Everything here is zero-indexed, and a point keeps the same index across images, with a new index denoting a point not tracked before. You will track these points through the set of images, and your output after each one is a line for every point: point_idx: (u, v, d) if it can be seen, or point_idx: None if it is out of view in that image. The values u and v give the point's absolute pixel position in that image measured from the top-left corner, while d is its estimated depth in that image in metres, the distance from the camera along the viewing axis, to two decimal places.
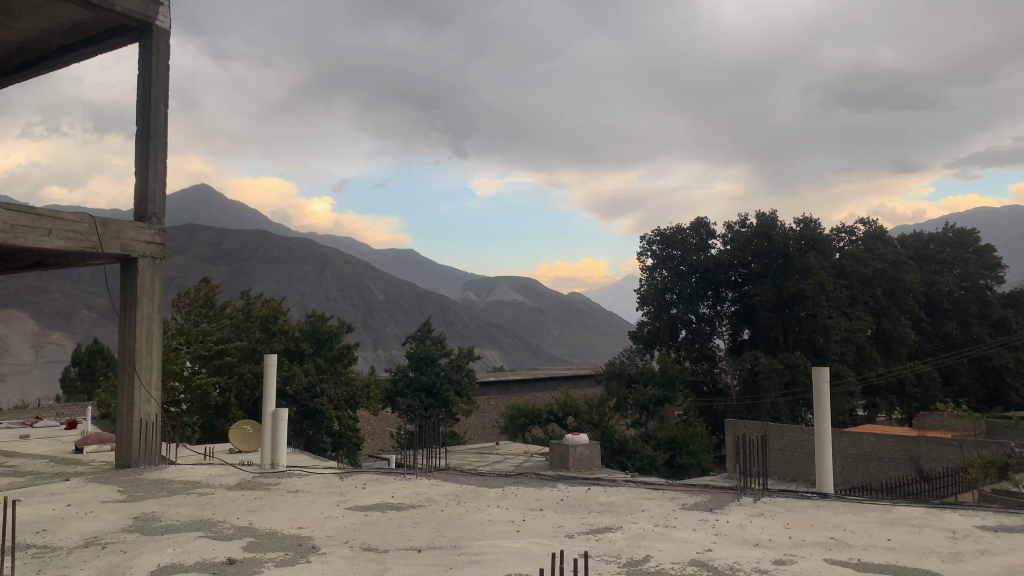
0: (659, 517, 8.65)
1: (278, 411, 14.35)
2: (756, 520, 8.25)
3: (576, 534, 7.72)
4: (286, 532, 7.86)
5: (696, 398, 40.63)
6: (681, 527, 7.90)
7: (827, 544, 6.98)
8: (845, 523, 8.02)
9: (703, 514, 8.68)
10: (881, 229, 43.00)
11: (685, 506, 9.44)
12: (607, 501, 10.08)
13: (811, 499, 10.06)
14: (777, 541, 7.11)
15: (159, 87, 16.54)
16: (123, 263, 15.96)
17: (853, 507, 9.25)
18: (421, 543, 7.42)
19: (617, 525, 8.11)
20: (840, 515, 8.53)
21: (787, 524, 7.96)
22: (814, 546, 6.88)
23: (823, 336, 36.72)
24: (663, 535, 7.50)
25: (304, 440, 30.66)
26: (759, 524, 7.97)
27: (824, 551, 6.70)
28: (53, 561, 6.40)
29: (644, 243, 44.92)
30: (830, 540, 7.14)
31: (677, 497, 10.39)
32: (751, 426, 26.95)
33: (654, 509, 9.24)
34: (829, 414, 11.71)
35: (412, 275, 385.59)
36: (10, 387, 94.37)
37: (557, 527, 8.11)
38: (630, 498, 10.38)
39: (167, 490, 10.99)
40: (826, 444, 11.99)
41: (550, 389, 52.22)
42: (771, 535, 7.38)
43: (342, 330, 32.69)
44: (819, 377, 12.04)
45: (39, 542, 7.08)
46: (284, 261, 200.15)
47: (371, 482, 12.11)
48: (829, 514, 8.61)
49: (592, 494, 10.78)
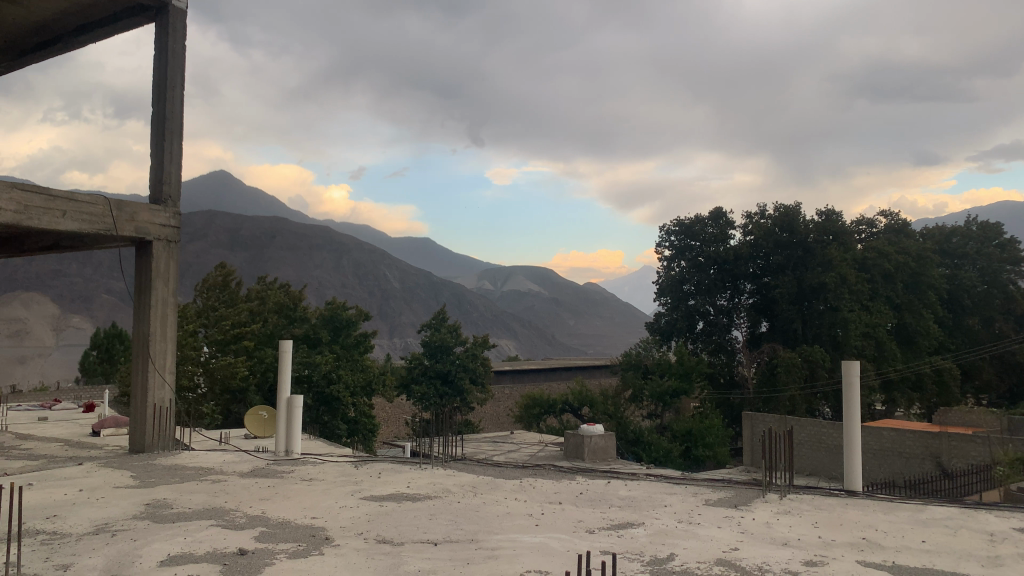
0: (681, 512, 8.44)
1: (293, 398, 14.24)
2: (783, 518, 8.02)
3: (597, 529, 7.54)
4: (300, 522, 7.74)
5: (712, 391, 40.25)
6: (707, 524, 7.69)
7: (858, 545, 6.75)
8: (877, 523, 7.78)
9: (727, 511, 8.47)
10: (903, 222, 42.36)
11: (708, 502, 9.24)
12: (628, 495, 9.89)
13: (839, 497, 9.81)
14: (806, 540, 6.89)
15: (175, 68, 16.44)
16: (138, 247, 15.91)
17: (883, 506, 9.00)
18: (438, 536, 7.26)
19: (639, 521, 7.92)
20: (870, 514, 8.29)
21: (817, 523, 7.73)
22: (845, 547, 6.66)
23: (843, 330, 36.20)
24: (687, 532, 7.30)
25: (320, 427, 30.67)
26: (786, 523, 7.74)
27: (856, 553, 6.47)
28: (61, 549, 6.28)
29: (663, 233, 44.55)
30: (861, 540, 6.91)
31: (699, 492, 10.18)
32: (771, 420, 26.64)
33: (676, 505, 9.02)
34: (860, 408, 11.42)
35: (428, 263, 386.44)
36: (31, 370, 95.52)
37: (577, 522, 7.94)
38: (651, 492, 10.18)
39: (180, 476, 10.90)
40: (855, 439, 11.70)
41: (566, 379, 52.03)
42: (801, 534, 7.16)
43: (360, 318, 32.65)
44: (849, 371, 11.76)
45: (48, 529, 6.96)
46: (301, 248, 200.96)
47: (385, 471, 11.98)
48: (859, 513, 8.37)
49: (613, 488, 10.61)
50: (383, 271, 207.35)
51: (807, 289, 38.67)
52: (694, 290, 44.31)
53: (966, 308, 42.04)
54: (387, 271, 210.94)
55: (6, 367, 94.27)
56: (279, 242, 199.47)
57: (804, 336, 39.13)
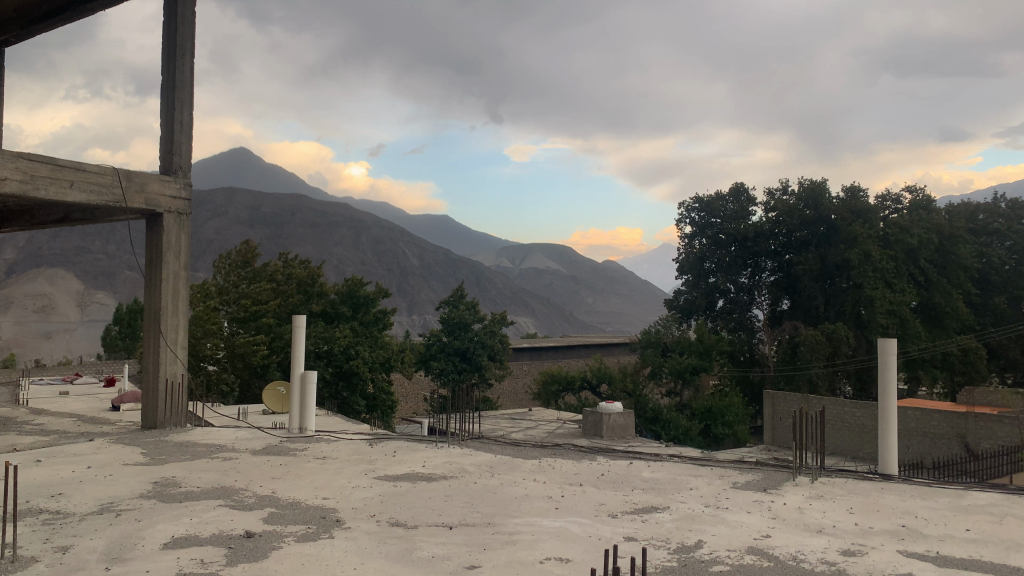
0: (708, 496, 8.15)
1: (307, 374, 14.06)
2: (816, 503, 7.70)
3: (620, 513, 7.26)
4: (310, 503, 7.52)
5: (732, 368, 39.76)
6: (736, 509, 7.40)
7: (898, 533, 6.42)
8: (916, 510, 7.44)
9: (756, 495, 8.16)
10: (928, 198, 41.36)
11: (735, 485, 8.92)
12: (651, 476, 9.62)
13: (874, 481, 9.44)
14: (843, 528, 6.58)
15: (184, 35, 16.19)
16: (149, 219, 15.76)
17: (921, 491, 8.64)
18: (453, 519, 7.01)
19: (664, 505, 7.64)
20: (908, 500, 7.94)
21: (853, 509, 7.41)
22: (885, 535, 6.33)
23: (867, 308, 35.61)
24: (716, 517, 7.01)
25: (338, 402, 30.67)
26: (820, 508, 7.42)
27: (897, 542, 6.14)
28: (62, 530, 6.09)
29: (683, 210, 44.01)
30: (901, 529, 6.58)
31: (725, 474, 9.87)
32: (795, 400, 26.20)
33: (702, 488, 8.71)
34: (897, 387, 11.03)
35: (447, 240, 386.64)
36: (56, 345, 96.71)
37: (599, 505, 7.66)
38: (675, 473, 9.90)
39: (191, 453, 10.75)
40: (890, 418, 11.33)
41: (585, 356, 51.74)
42: (836, 521, 6.84)
43: (379, 295, 32.50)
44: (885, 348, 11.34)
45: (51, 507, 6.80)
46: (321, 224, 201.41)
47: (400, 450, 11.78)
48: (896, 498, 8.01)
49: (635, 469, 10.34)
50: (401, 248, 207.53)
51: (830, 266, 38.00)
52: (716, 267, 43.85)
53: (994, 286, 41.13)
54: (406, 248, 211.07)
55: (32, 342, 95.56)
56: (299, 218, 199.98)
57: (827, 314, 38.48)
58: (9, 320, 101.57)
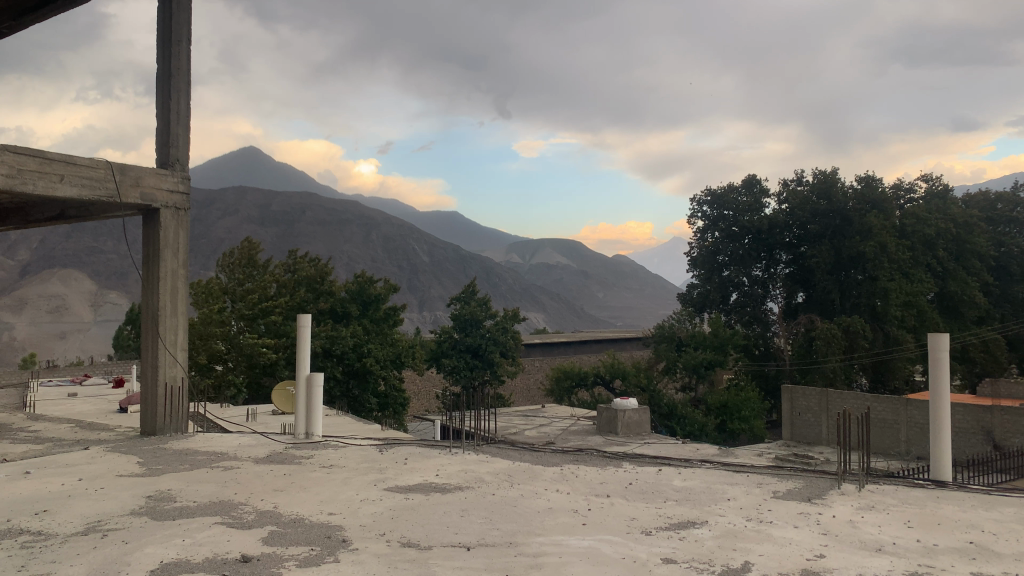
0: (749, 509, 7.61)
1: (312, 376, 13.54)
2: (868, 515, 7.16)
3: (654, 530, 6.73)
4: (315, 520, 7.05)
5: (747, 361, 39.26)
6: (782, 523, 6.86)
7: (967, 552, 5.90)
8: (980, 522, 6.91)
9: (801, 506, 7.63)
10: (945, 187, 40.55)
11: (777, 494, 8.37)
12: (684, 486, 9.08)
13: (926, 488, 8.85)
14: (903, 545, 6.05)
15: (180, 20, 15.66)
16: (146, 215, 15.31)
17: (978, 500, 8.08)
18: (470, 538, 6.52)
19: (701, 519, 7.12)
20: (969, 511, 7.39)
21: (910, 522, 6.88)
22: (953, 555, 5.80)
23: (882, 299, 34.89)
24: (760, 534, 6.49)
25: (349, 401, 30.32)
26: (874, 522, 6.88)
27: (968, 563, 5.62)
28: (41, 555, 5.63)
29: (695, 203, 43.37)
30: (970, 546, 6.05)
31: (763, 482, 9.34)
32: (816, 396, 25.58)
33: (741, 498, 8.16)
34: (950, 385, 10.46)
35: (457, 236, 386.53)
36: (70, 345, 96.99)
37: (630, 520, 7.14)
38: (710, 482, 9.36)
39: (190, 462, 10.30)
40: (943, 417, 10.78)
41: (597, 352, 51.22)
42: (895, 537, 6.32)
43: (389, 292, 32.10)
44: (936, 344, 10.77)
45: (32, 528, 6.34)
46: (331, 222, 201.39)
47: (412, 456, 11.28)
48: (954, 509, 7.46)
49: (665, 477, 9.80)
50: (411, 245, 207.33)
51: (845, 258, 37.41)
52: (728, 260, 43.24)
53: (1014, 276, 40.39)
54: (416, 244, 210.93)
55: (46, 343, 95.99)
56: (309, 216, 200.17)
57: (842, 307, 37.86)
58: (23, 321, 102.22)
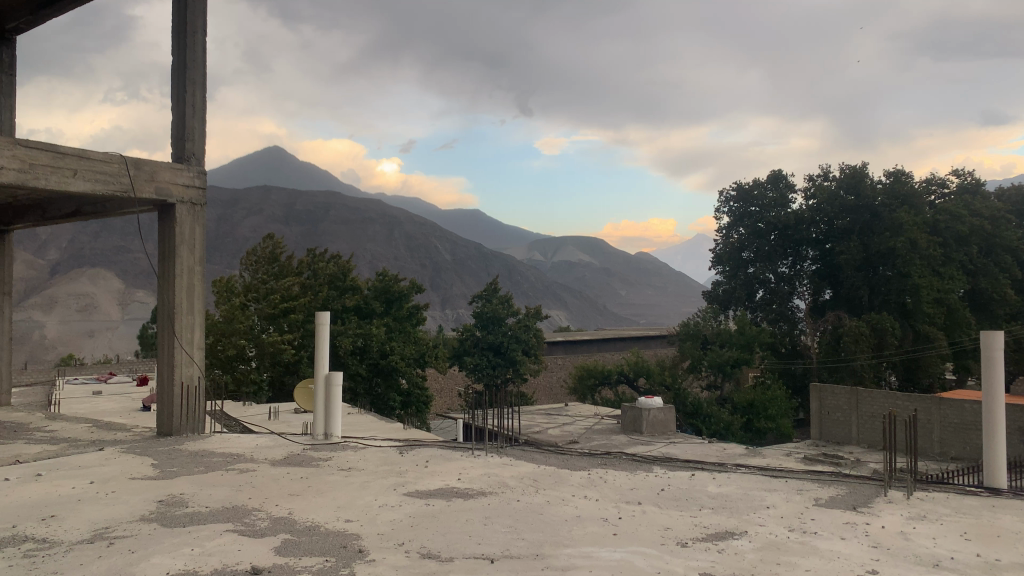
0: (790, 517, 7.26)
1: (332, 375, 13.32)
2: (920, 526, 6.80)
3: (690, 541, 6.40)
4: (332, 528, 6.80)
5: (773, 359, 38.63)
6: (827, 534, 6.50)
7: None
8: None
9: (846, 515, 7.27)
10: (977, 182, 39.60)
11: (820, 502, 7.99)
12: (719, 492, 8.71)
13: (978, 496, 8.44)
14: (962, 560, 5.70)
15: (195, 11, 15.50)
16: (161, 211, 15.21)
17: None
18: (494, 549, 6.23)
19: (740, 529, 6.77)
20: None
21: (966, 534, 6.49)
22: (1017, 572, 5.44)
23: (913, 296, 34.11)
24: (806, 546, 6.14)
25: (372, 399, 30.15)
26: (928, 533, 6.51)
27: None
28: (43, 565, 5.44)
29: (721, 199, 42.75)
30: None
31: (804, 488, 8.96)
32: (846, 395, 24.97)
33: (781, 507, 7.79)
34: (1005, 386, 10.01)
35: (480, 233, 386.80)
36: (99, 342, 98.41)
37: (664, 530, 6.82)
38: (747, 489, 8.98)
39: (205, 464, 10.10)
40: (996, 421, 10.33)
41: (621, 350, 50.74)
42: (953, 551, 5.96)
43: (412, 289, 31.95)
44: (990, 344, 10.32)
45: (37, 535, 6.16)
46: (354, 220, 202.25)
47: (433, 459, 11.04)
48: (1012, 519, 7.07)
49: (699, 483, 9.43)
50: (434, 243, 207.59)
51: (874, 255, 36.57)
52: (753, 257, 42.66)
53: None
54: (439, 243, 211.22)
55: (76, 341, 97.31)
56: (332, 215, 201.19)
57: (871, 304, 37.09)
58: (53, 320, 103.80)
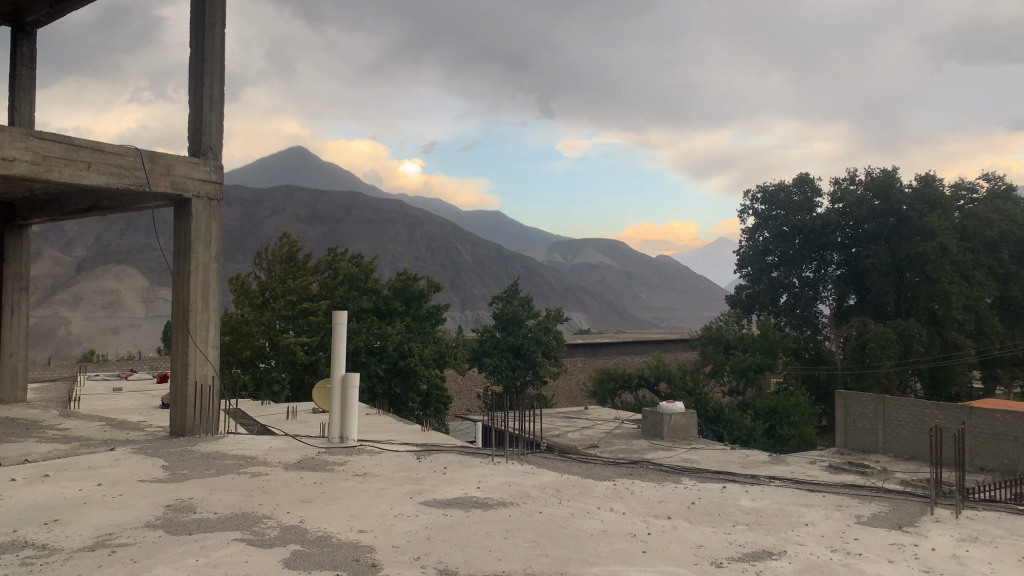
0: (830, 536, 6.92)
1: (347, 377, 13.12)
2: (973, 548, 6.43)
3: (725, 561, 6.09)
4: (343, 539, 6.55)
5: (797, 365, 38.03)
6: (873, 557, 6.15)
7: None
8: None
9: (892, 535, 6.91)
10: (1009, 187, 38.77)
11: (863, 520, 7.63)
12: (753, 507, 8.36)
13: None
14: None
15: (214, 2, 15.35)
16: (178, 206, 15.08)
17: None
18: (514, 565, 5.95)
19: (778, 549, 6.44)
20: None
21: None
22: None
23: (942, 303, 33.38)
24: (851, 569, 5.81)
25: (391, 399, 29.99)
26: (982, 557, 6.14)
27: None
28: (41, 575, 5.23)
29: (746, 201, 42.19)
30: None
31: (843, 504, 8.57)
32: (872, 402, 24.39)
33: (820, 524, 7.44)
34: None
35: (501, 235, 386.88)
36: (123, 339, 99.40)
37: (696, 548, 6.50)
38: (783, 503, 8.61)
39: (217, 467, 9.90)
40: None
41: (642, 353, 50.22)
42: None
43: (431, 289, 31.73)
44: None
45: (37, 541, 5.97)
46: (376, 220, 202.74)
47: (451, 465, 10.76)
48: None
49: (731, 496, 9.09)
50: (455, 244, 207.61)
51: (900, 260, 35.87)
52: (778, 261, 42.04)
53: None
54: (459, 244, 211.30)
55: (100, 337, 98.36)
56: (354, 215, 201.94)
57: (897, 310, 36.39)
58: (79, 316, 104.99)
